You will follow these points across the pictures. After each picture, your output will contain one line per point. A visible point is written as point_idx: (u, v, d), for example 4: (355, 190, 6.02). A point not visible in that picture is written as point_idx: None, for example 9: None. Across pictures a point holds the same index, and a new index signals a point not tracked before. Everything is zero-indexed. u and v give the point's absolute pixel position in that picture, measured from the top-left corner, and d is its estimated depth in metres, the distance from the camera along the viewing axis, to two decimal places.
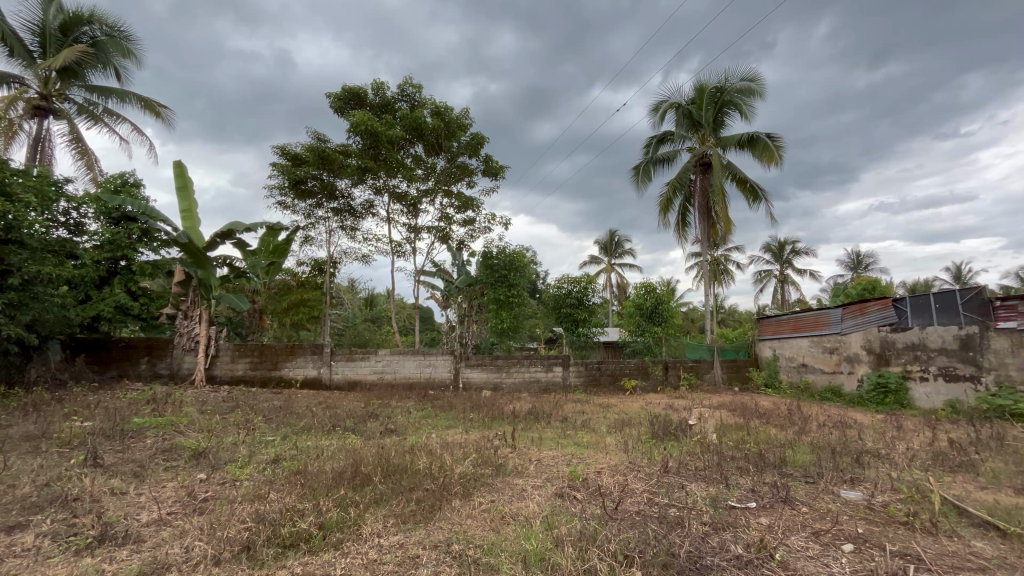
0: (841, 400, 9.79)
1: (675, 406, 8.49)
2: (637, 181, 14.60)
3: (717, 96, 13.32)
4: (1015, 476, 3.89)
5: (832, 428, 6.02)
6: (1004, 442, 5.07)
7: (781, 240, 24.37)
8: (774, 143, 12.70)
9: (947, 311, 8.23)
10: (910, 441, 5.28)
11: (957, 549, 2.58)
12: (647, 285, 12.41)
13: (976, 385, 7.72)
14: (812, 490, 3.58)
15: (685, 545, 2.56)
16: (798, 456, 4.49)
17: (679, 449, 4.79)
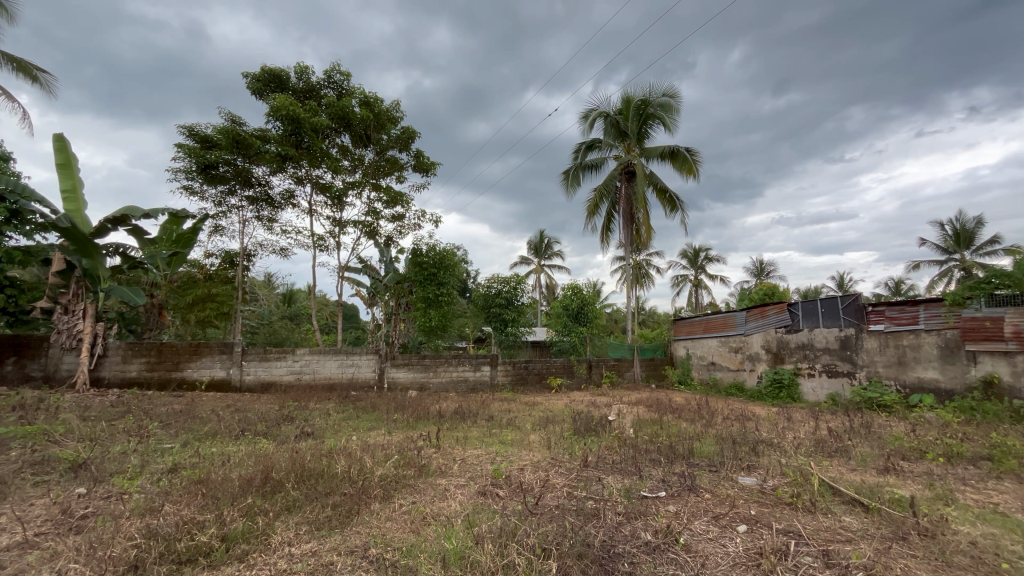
0: (743, 395, 10.72)
1: (597, 403, 8.84)
2: (566, 185, 15.05)
3: (642, 109, 14.07)
4: (877, 459, 4.49)
5: (735, 421, 6.58)
6: (870, 429, 5.84)
7: (696, 247, 26.23)
8: (692, 157, 13.65)
9: (831, 315, 9.31)
10: (797, 431, 5.92)
11: (830, 524, 2.92)
12: (574, 286, 12.76)
13: (851, 380, 8.80)
14: (714, 477, 3.89)
15: (600, 535, 2.68)
16: (704, 447, 4.87)
17: (598, 444, 5.00)
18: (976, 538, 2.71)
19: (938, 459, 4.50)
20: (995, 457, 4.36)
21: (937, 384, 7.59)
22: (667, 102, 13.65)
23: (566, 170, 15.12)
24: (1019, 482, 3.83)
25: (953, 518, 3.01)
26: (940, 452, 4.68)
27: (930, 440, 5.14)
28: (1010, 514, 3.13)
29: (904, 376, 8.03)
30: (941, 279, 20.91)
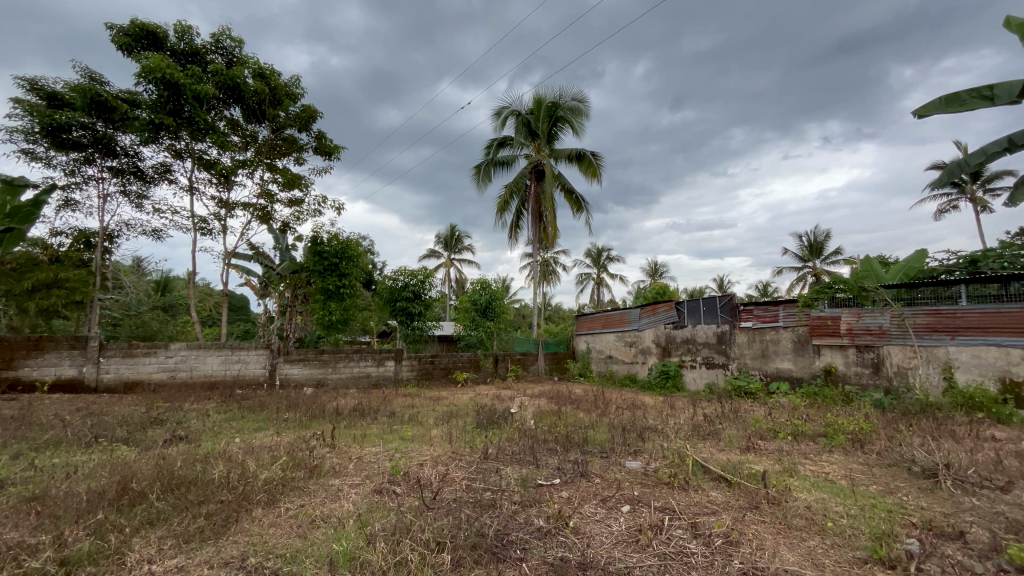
0: (635, 385, 11.59)
1: (502, 396, 9.01)
2: (477, 180, 15.06)
3: (552, 110, 14.51)
4: (741, 439, 5.11)
5: (627, 409, 7.09)
6: (737, 414, 6.63)
7: (599, 247, 27.73)
8: (596, 161, 14.37)
9: (710, 313, 10.38)
10: (678, 417, 6.54)
11: (700, 499, 3.27)
12: (483, 281, 12.80)
13: (725, 370, 9.90)
14: (605, 462, 4.16)
15: (495, 524, 2.74)
16: (597, 434, 5.18)
17: (499, 436, 5.09)
18: (810, 502, 3.21)
19: (788, 437, 5.23)
20: (828, 433, 5.18)
21: (790, 373, 8.81)
22: (576, 107, 14.23)
23: (477, 165, 15.15)
24: (844, 453, 4.60)
25: (795, 487, 3.53)
26: (788, 431, 5.46)
27: (782, 421, 5.97)
28: (837, 480, 3.74)
29: (765, 366, 9.21)
30: (797, 283, 24.31)
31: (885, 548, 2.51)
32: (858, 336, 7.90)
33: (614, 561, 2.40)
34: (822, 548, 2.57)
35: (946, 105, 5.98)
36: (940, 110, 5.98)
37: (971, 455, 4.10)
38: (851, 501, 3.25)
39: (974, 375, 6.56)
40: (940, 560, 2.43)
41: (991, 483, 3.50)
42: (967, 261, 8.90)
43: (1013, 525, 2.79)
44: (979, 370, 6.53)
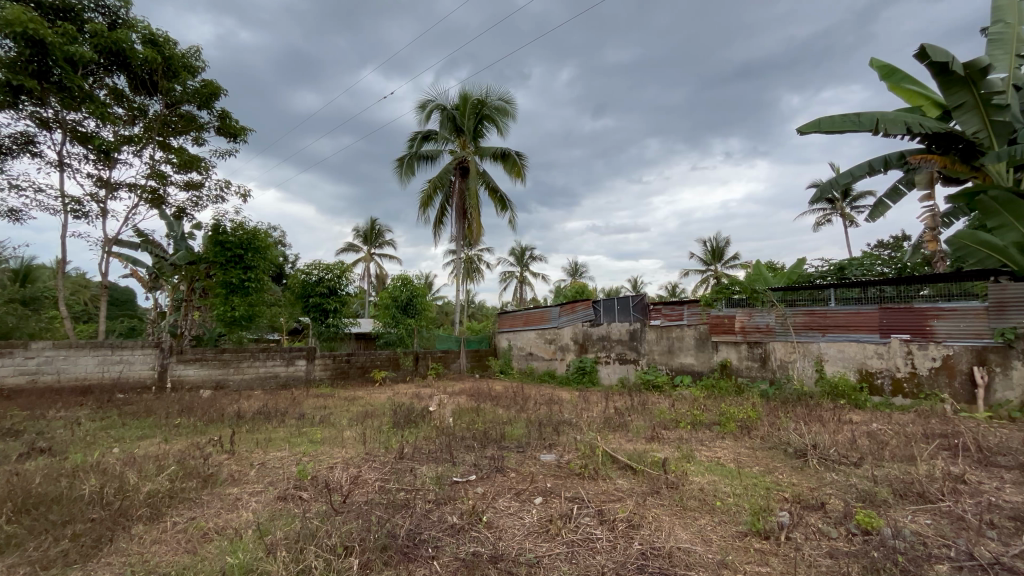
0: (553, 381, 11.96)
1: (421, 394, 8.85)
2: (400, 173, 14.65)
3: (478, 108, 14.50)
4: (647, 430, 5.47)
5: (544, 405, 7.29)
6: (645, 406, 7.07)
7: (523, 246, 28.21)
8: (521, 161, 14.58)
9: (623, 312, 10.96)
10: (592, 411, 6.85)
11: (607, 487, 3.46)
12: (404, 277, 12.49)
13: (635, 366, 10.53)
14: (521, 457, 4.26)
15: (407, 524, 2.70)
16: (514, 430, 5.27)
17: (416, 435, 5.00)
18: (703, 485, 3.52)
19: (688, 426, 5.68)
20: (722, 421, 5.70)
21: (692, 367, 9.57)
22: (502, 107, 14.32)
23: (399, 157, 14.73)
24: (734, 439, 5.09)
25: (691, 472, 3.84)
26: (688, 421, 5.93)
27: (683, 412, 6.47)
28: (727, 464, 4.13)
29: (671, 361, 9.92)
30: (700, 285, 26.44)
31: (762, 521, 2.82)
32: (749, 334, 8.77)
33: (525, 552, 2.47)
34: (710, 525, 2.84)
35: (824, 127, 6.83)
36: (820, 130, 6.82)
37: (834, 437, 4.72)
38: (737, 481, 3.62)
39: (839, 367, 7.56)
40: (804, 529, 2.78)
41: (847, 460, 4.06)
42: (836, 268, 10.21)
43: (862, 495, 3.25)
44: (842, 363, 7.53)
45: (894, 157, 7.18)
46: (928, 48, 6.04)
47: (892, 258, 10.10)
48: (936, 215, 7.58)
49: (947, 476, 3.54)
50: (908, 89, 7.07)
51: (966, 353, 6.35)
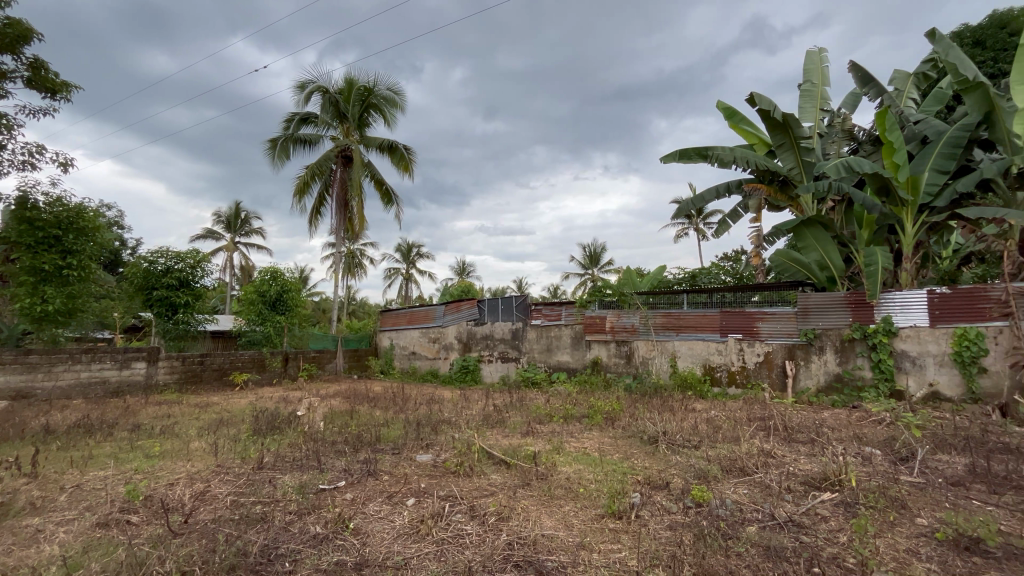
0: (436, 380, 11.89)
1: (290, 398, 8.17)
2: (272, 156, 13.34)
3: (365, 96, 13.78)
4: (523, 425, 5.70)
5: (424, 405, 7.20)
6: (523, 402, 7.37)
7: (410, 242, 27.52)
8: (409, 155, 14.18)
9: (507, 312, 11.25)
10: (471, 409, 6.93)
11: (480, 482, 3.54)
12: (273, 270, 11.39)
13: (516, 363, 10.91)
14: (395, 459, 4.15)
15: (261, 539, 2.49)
16: (390, 431, 5.12)
17: (280, 443, 4.60)
18: (570, 474, 3.77)
19: (560, 420, 6.05)
20: (590, 414, 6.17)
21: (567, 364, 10.19)
22: (391, 97, 13.76)
23: (272, 139, 13.42)
24: (600, 430, 5.54)
25: (560, 462, 4.09)
26: (561, 415, 6.31)
27: (557, 406, 6.87)
28: (592, 453, 4.47)
29: (549, 359, 10.46)
30: (579, 286, 28.25)
31: (617, 503, 3.11)
32: (617, 333, 9.58)
33: (392, 556, 2.42)
34: (573, 511, 3.05)
35: (680, 159, 7.77)
36: (678, 161, 7.74)
37: (681, 424, 5.37)
38: (599, 469, 3.94)
39: (688, 363, 8.63)
40: (651, 507, 3.12)
41: (689, 443, 4.66)
42: (689, 276, 11.63)
43: (699, 473, 3.75)
44: (691, 359, 8.60)
45: (734, 185, 8.43)
46: (756, 97, 7.20)
47: (732, 269, 11.79)
48: (761, 234, 9.06)
49: (761, 452, 4.25)
50: (744, 129, 8.33)
51: (781, 349, 7.67)
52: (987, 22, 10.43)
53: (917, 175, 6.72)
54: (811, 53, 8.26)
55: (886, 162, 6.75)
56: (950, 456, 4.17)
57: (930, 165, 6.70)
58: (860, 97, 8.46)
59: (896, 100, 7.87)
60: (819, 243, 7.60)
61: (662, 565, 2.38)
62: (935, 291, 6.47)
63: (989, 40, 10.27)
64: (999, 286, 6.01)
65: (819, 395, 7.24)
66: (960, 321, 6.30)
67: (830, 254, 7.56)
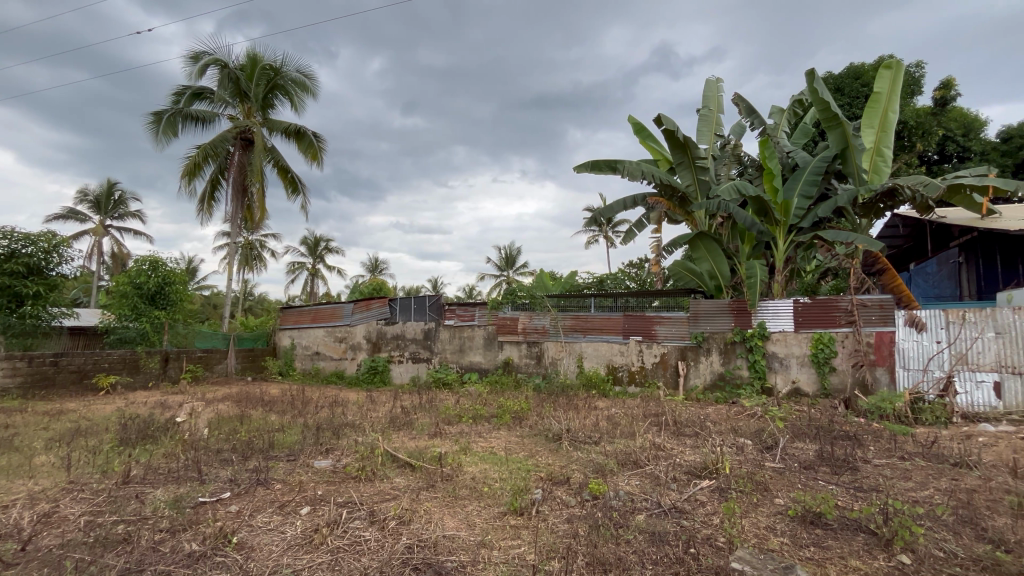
0: (342, 382, 11.34)
1: (168, 403, 7.31)
2: (157, 132, 11.87)
3: (272, 76, 12.72)
4: (431, 426, 5.62)
5: (326, 408, 6.81)
6: (431, 403, 7.26)
7: (317, 236, 25.91)
8: (318, 143, 13.33)
9: (420, 312, 11.01)
10: (377, 411, 6.69)
11: (383, 487, 3.44)
12: (153, 260, 10.11)
13: (428, 364, 10.74)
14: (290, 466, 3.89)
15: (121, 564, 2.21)
16: (286, 437, 4.78)
17: (152, 453, 4.09)
18: (475, 474, 3.78)
19: (469, 421, 6.05)
20: (499, 414, 6.25)
21: (479, 365, 10.25)
22: (301, 80, 12.81)
23: (157, 112, 11.93)
24: (508, 429, 5.63)
25: (466, 463, 4.09)
26: (470, 415, 6.32)
27: (466, 407, 6.85)
28: (499, 453, 4.53)
29: (461, 360, 10.43)
30: (494, 288, 28.49)
31: (519, 500, 3.18)
32: (528, 334, 9.81)
33: (280, 569, 2.27)
34: (476, 510, 3.07)
35: (593, 170, 8.18)
36: (590, 171, 8.15)
37: (584, 421, 5.63)
38: (504, 467, 4.00)
39: (594, 363, 9.09)
40: (551, 502, 3.24)
41: (590, 440, 4.91)
42: (597, 281, 12.24)
43: (597, 468, 3.97)
44: (596, 359, 9.07)
45: (639, 198, 9.05)
46: (663, 117, 7.79)
47: (636, 276, 12.60)
48: (661, 244, 9.81)
49: (653, 446, 4.60)
50: (650, 146, 8.97)
51: (675, 350, 8.36)
52: (845, 73, 12.22)
53: (788, 200, 7.70)
54: (710, 82, 9.10)
55: (766, 186, 7.65)
56: (806, 444, 4.82)
57: (798, 191, 7.71)
58: (746, 127, 9.48)
59: (774, 132, 8.94)
60: (711, 255, 8.36)
61: (557, 557, 2.48)
62: (800, 300, 7.44)
63: (847, 88, 12.03)
64: (847, 298, 7.10)
65: (705, 392, 8.00)
66: (817, 327, 7.32)
67: (718, 265, 8.41)
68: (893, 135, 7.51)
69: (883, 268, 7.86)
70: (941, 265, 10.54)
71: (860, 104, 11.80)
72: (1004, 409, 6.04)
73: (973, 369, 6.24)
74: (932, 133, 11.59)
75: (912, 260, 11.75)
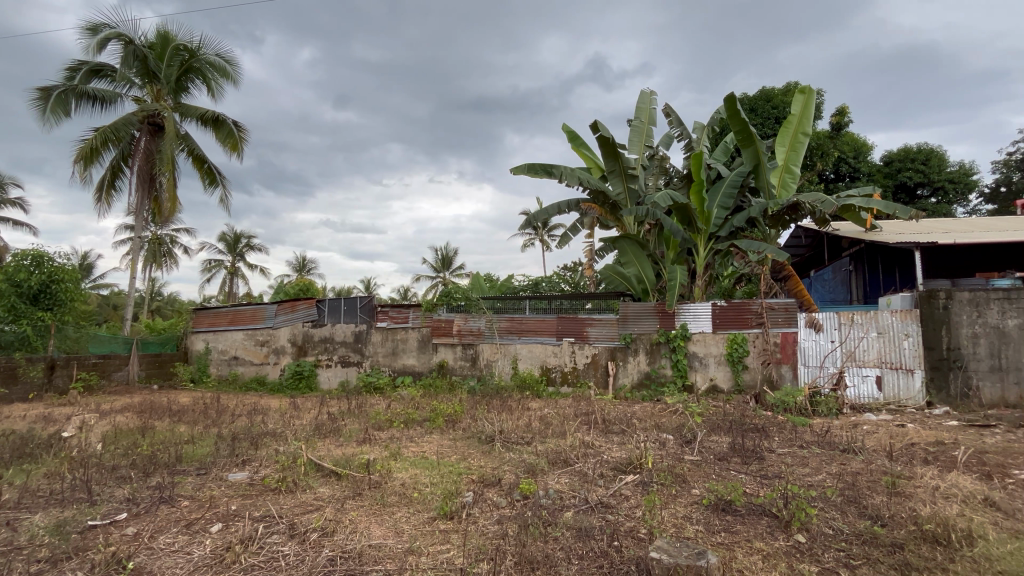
0: (263, 389, 10.64)
1: (55, 416, 6.49)
2: (45, 109, 10.49)
3: (186, 58, 11.74)
4: (360, 433, 5.42)
5: (244, 416, 6.34)
6: (361, 409, 6.99)
7: (237, 231, 24.15)
8: (239, 133, 12.43)
9: (350, 313, 10.57)
10: (302, 418, 6.34)
11: (306, 498, 3.27)
12: (36, 254, 8.92)
13: (358, 368, 10.36)
14: (199, 481, 3.58)
15: None
16: (197, 449, 4.40)
17: (30, 474, 3.60)
18: (405, 479, 3.69)
19: (400, 425, 5.90)
20: (431, 418, 6.15)
21: (413, 368, 10.04)
22: (220, 64, 11.88)
23: (45, 88, 10.55)
24: (441, 433, 5.56)
25: (395, 469, 3.98)
26: (401, 420, 6.15)
27: (398, 411, 6.67)
28: (430, 457, 4.46)
29: (394, 363, 10.15)
30: (430, 290, 28.03)
31: (450, 503, 3.16)
32: (463, 336, 9.75)
33: None
34: (404, 517, 3.00)
35: (529, 173, 8.31)
36: (527, 175, 8.27)
37: (517, 422, 5.69)
38: (436, 471, 3.94)
39: (528, 364, 9.22)
40: (481, 504, 3.24)
41: (522, 440, 4.97)
42: (533, 284, 12.43)
43: (528, 468, 4.02)
44: (530, 360, 9.20)
45: (573, 203, 9.31)
46: (599, 125, 8.07)
47: (569, 279, 12.93)
48: (593, 249, 10.14)
49: (582, 444, 4.74)
50: (584, 153, 9.26)
51: (605, 351, 8.67)
52: (759, 95, 13.33)
53: (710, 211, 8.27)
54: (642, 95, 9.55)
55: (692, 197, 8.16)
56: (720, 437, 5.18)
57: (718, 203, 8.32)
58: (672, 140, 10.04)
59: (697, 146, 9.56)
60: (638, 260, 8.82)
61: (485, 559, 2.48)
62: (717, 303, 7.99)
63: (760, 109, 13.14)
64: (758, 301, 7.73)
65: (633, 390, 8.37)
66: (732, 328, 7.91)
67: (645, 269, 8.86)
68: (801, 154, 8.30)
69: (788, 275, 8.64)
70: (835, 272, 11.74)
71: (771, 124, 12.92)
72: (884, 400, 6.89)
73: (860, 365, 7.05)
74: (829, 154, 12.94)
75: (812, 267, 13.02)
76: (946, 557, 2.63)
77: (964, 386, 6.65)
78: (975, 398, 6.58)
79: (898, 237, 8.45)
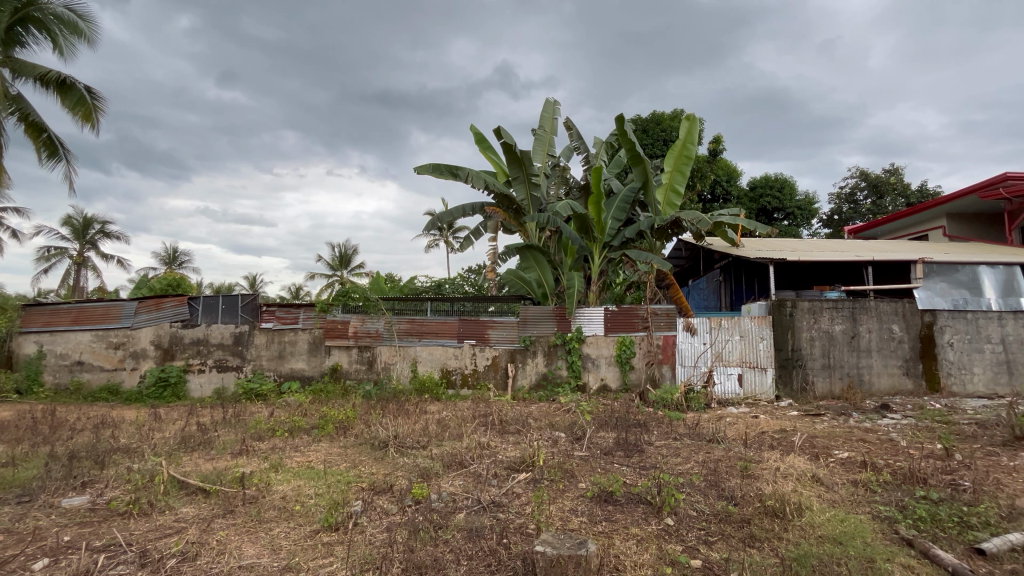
0: (116, 399, 9.21)
1: None
2: None
3: (23, 6, 9.74)
4: (236, 444, 4.93)
5: (88, 431, 5.42)
6: (238, 418, 6.36)
7: (88, 216, 20.65)
8: (92, 101, 10.63)
9: (229, 312, 9.55)
10: (164, 431, 5.58)
11: (165, 520, 2.89)
12: None
13: (237, 373, 9.40)
14: (20, 511, 3.00)
15: None
16: (19, 473, 3.67)
17: None
18: (286, 492, 3.42)
19: (284, 435, 5.46)
20: (320, 425, 5.77)
21: (302, 372, 9.35)
22: (70, 19, 10.09)
23: None
24: (330, 441, 5.25)
25: (275, 481, 3.67)
26: (286, 429, 5.69)
27: (282, 419, 6.16)
28: (316, 466, 4.18)
29: (280, 367, 9.38)
30: (325, 289, 26.35)
31: (335, 514, 2.99)
32: (359, 338, 9.32)
33: None
34: (282, 533, 2.78)
35: (434, 173, 8.21)
36: (432, 174, 8.18)
37: (413, 426, 5.55)
38: (322, 481, 3.72)
39: (428, 367, 9.07)
40: (371, 513, 3.11)
41: (417, 444, 4.87)
42: (435, 285, 12.24)
43: (422, 472, 3.96)
44: (431, 363, 9.07)
45: (478, 206, 9.37)
46: (501, 130, 8.23)
47: (472, 282, 12.94)
48: (496, 253, 10.28)
49: (478, 445, 4.77)
50: (490, 156, 9.37)
51: (505, 353, 8.83)
52: (650, 118, 14.55)
53: (604, 222, 8.85)
54: (546, 104, 9.92)
55: (590, 208, 8.67)
56: (607, 433, 5.53)
57: (611, 215, 8.95)
58: (572, 152, 10.55)
59: (594, 160, 10.14)
60: (538, 265, 9.15)
61: (372, 568, 2.39)
62: (609, 308, 8.56)
63: (651, 130, 14.35)
64: (644, 307, 8.42)
65: (531, 391, 8.65)
66: (621, 331, 8.51)
67: (544, 274, 9.21)
68: (685, 176, 9.08)
69: (670, 283, 9.52)
70: (709, 282, 13.17)
71: (659, 145, 14.17)
72: (743, 394, 7.90)
73: (726, 364, 8.01)
74: (706, 176, 14.57)
75: (691, 277, 14.47)
76: (782, 527, 3.09)
77: (803, 382, 7.84)
78: (811, 391, 7.80)
79: (758, 253, 9.70)
